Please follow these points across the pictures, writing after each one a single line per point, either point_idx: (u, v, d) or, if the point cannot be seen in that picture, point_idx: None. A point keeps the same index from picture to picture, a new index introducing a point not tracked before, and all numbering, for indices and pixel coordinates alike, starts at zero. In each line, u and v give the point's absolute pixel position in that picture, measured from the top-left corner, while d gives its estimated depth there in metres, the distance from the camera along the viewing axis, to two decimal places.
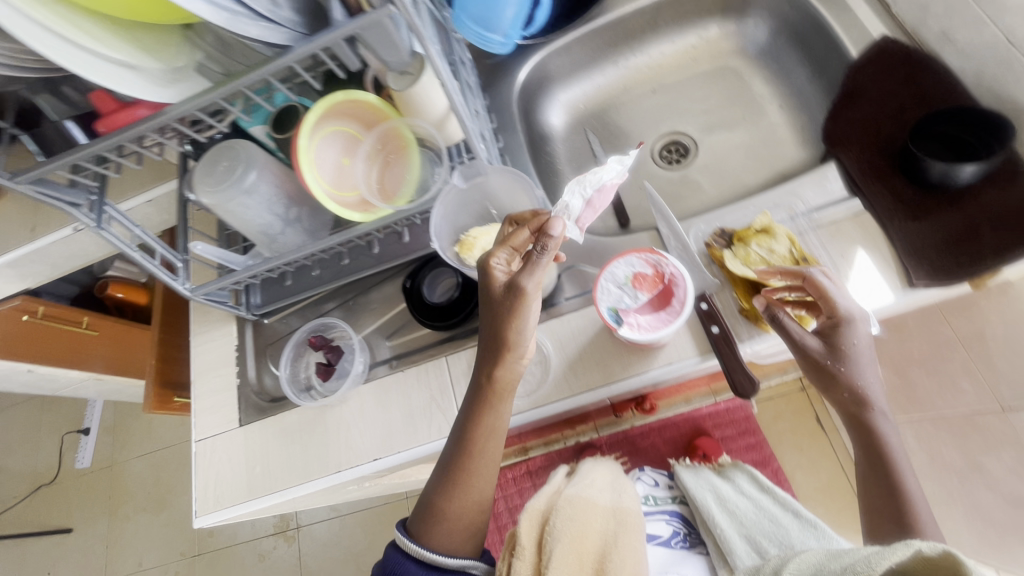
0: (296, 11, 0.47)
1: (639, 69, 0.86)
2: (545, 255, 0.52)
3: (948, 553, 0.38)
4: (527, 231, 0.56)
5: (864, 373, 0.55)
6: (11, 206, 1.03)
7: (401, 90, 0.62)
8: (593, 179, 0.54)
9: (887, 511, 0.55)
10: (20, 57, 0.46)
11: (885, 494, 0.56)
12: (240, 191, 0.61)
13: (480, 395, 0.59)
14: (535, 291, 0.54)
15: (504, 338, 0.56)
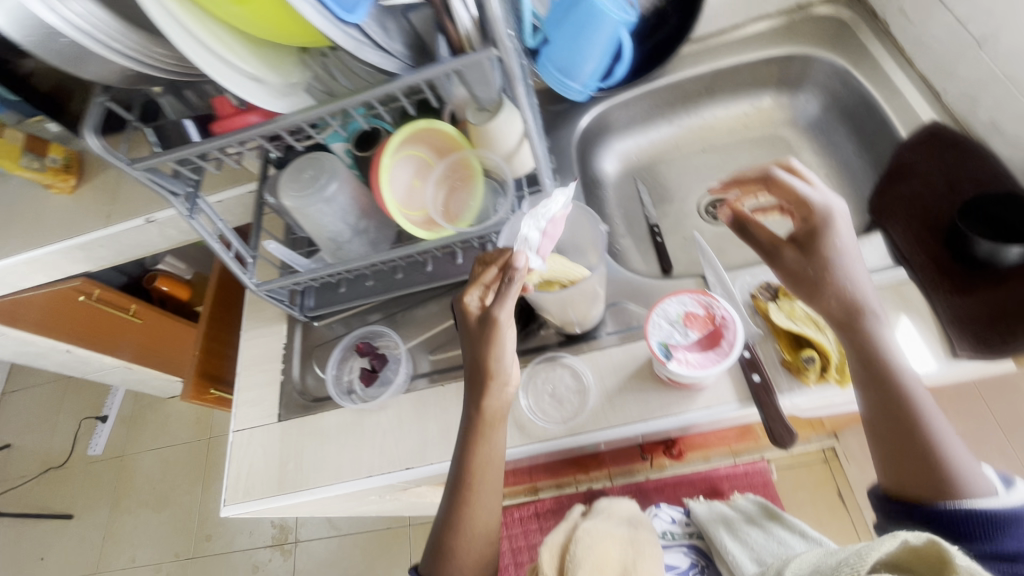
0: (406, 45, 0.53)
1: (692, 129, 0.92)
2: (514, 284, 0.56)
3: (932, 541, 0.42)
4: (494, 269, 0.59)
5: (846, 280, 0.55)
6: (92, 193, 1.11)
7: (479, 123, 0.68)
8: (545, 212, 0.57)
9: (908, 456, 0.52)
10: (166, 61, 0.53)
11: (898, 429, 0.53)
12: (321, 199, 0.66)
13: (471, 429, 0.60)
14: (506, 318, 0.58)
15: (486, 367, 0.59)
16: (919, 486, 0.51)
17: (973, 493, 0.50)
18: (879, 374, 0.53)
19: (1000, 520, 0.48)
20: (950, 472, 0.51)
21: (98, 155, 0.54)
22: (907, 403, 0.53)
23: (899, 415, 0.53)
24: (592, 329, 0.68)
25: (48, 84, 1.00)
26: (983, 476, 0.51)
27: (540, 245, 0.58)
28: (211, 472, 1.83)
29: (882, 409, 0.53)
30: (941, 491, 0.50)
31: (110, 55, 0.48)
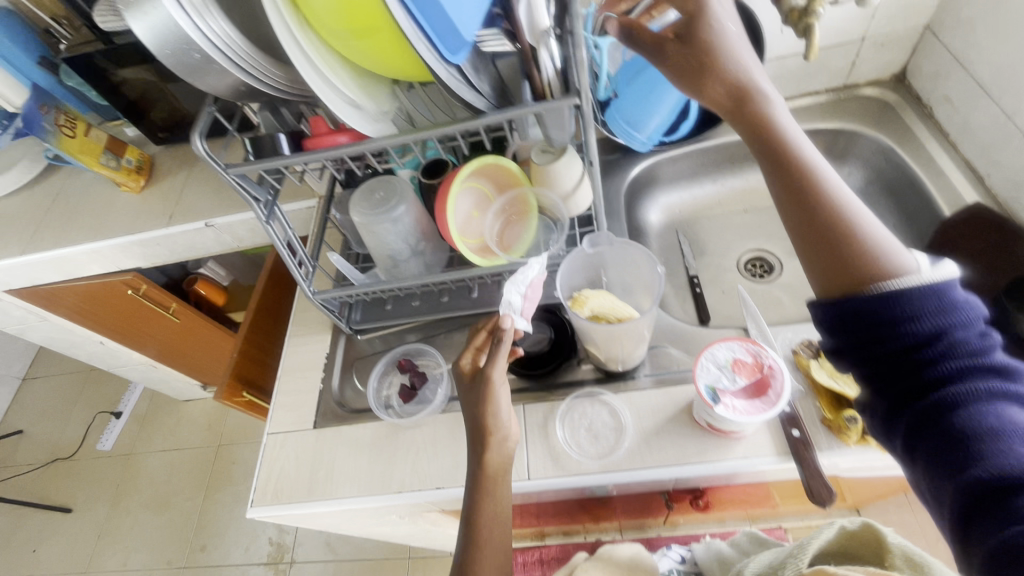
0: (491, 87, 0.58)
1: (735, 189, 0.96)
2: (502, 344, 0.62)
3: (865, 525, 0.52)
4: (483, 332, 0.65)
5: (736, 62, 0.52)
6: (157, 195, 1.17)
7: (542, 164, 0.73)
8: (519, 279, 0.62)
9: (826, 238, 0.49)
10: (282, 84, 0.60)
11: (819, 214, 0.49)
12: (388, 219, 0.70)
13: (474, 487, 0.59)
14: (500, 373, 0.62)
15: (484, 424, 0.60)
16: (842, 274, 0.48)
17: (901, 271, 0.46)
18: (794, 170, 0.51)
19: (923, 292, 0.44)
20: (870, 252, 0.47)
21: (201, 157, 0.59)
22: (822, 195, 0.50)
23: (814, 208, 0.50)
24: (632, 369, 0.70)
25: (134, 94, 1.08)
26: (909, 256, 0.47)
27: (521, 306, 0.64)
28: (215, 480, 1.81)
29: (799, 207, 0.50)
30: (866, 278, 0.46)
31: (236, 72, 0.56)
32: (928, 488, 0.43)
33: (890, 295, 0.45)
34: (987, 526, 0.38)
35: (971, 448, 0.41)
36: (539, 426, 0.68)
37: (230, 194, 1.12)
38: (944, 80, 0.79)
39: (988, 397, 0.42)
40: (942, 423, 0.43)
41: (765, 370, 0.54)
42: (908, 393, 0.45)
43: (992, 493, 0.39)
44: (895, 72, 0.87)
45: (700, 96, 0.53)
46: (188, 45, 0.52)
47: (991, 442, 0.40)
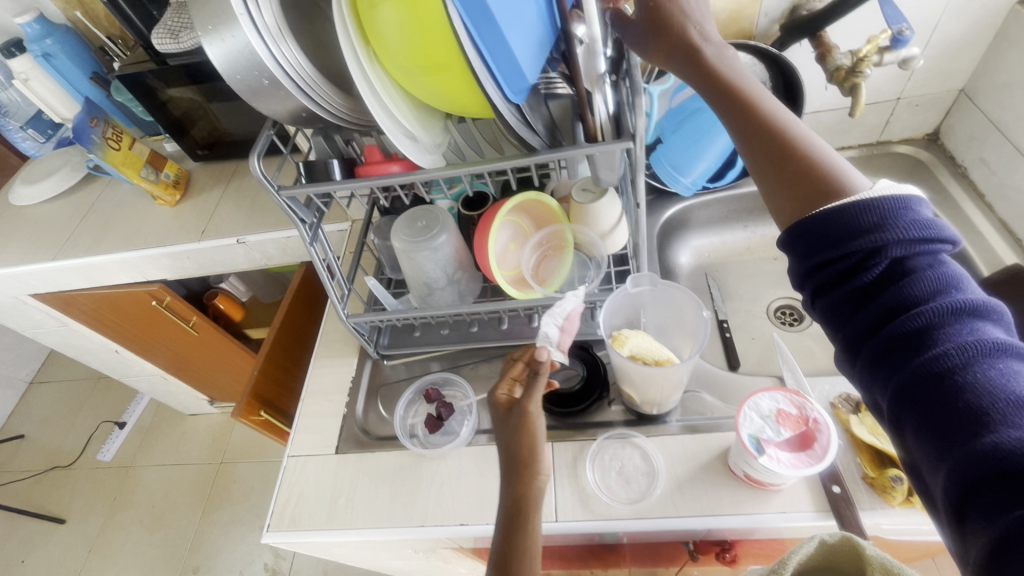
0: (544, 129, 0.60)
1: (765, 236, 0.96)
2: (540, 377, 0.61)
3: (843, 535, 0.52)
4: (521, 360, 0.64)
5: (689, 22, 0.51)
6: (192, 209, 1.19)
7: (582, 203, 0.72)
8: (560, 312, 0.65)
9: (782, 165, 0.47)
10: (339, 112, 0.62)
11: (772, 145, 0.47)
12: (430, 247, 0.70)
13: (508, 517, 0.55)
14: (536, 409, 0.60)
15: (522, 456, 0.58)
16: (802, 199, 0.45)
17: (853, 189, 0.43)
18: (737, 101, 0.50)
19: (883, 214, 0.41)
20: (818, 174, 0.45)
21: (257, 178, 0.61)
22: (774, 126, 0.48)
23: (768, 137, 0.48)
24: (665, 412, 0.69)
25: (178, 112, 1.11)
26: (862, 178, 0.44)
27: (558, 339, 0.65)
28: (213, 499, 1.77)
29: (753, 139, 0.49)
30: (825, 204, 0.44)
31: (302, 99, 0.58)
32: (930, 465, 0.37)
33: (861, 226, 0.41)
34: (998, 505, 0.32)
35: (972, 406, 0.35)
36: (568, 466, 0.67)
37: (264, 213, 1.14)
38: (980, 143, 0.80)
39: (988, 346, 0.36)
40: (932, 381, 0.37)
41: (814, 425, 0.53)
42: (889, 342, 0.39)
43: (1006, 469, 0.32)
44: (928, 132, 0.89)
45: (653, 46, 0.52)
46: (259, 71, 0.54)
47: (990, 396, 0.34)
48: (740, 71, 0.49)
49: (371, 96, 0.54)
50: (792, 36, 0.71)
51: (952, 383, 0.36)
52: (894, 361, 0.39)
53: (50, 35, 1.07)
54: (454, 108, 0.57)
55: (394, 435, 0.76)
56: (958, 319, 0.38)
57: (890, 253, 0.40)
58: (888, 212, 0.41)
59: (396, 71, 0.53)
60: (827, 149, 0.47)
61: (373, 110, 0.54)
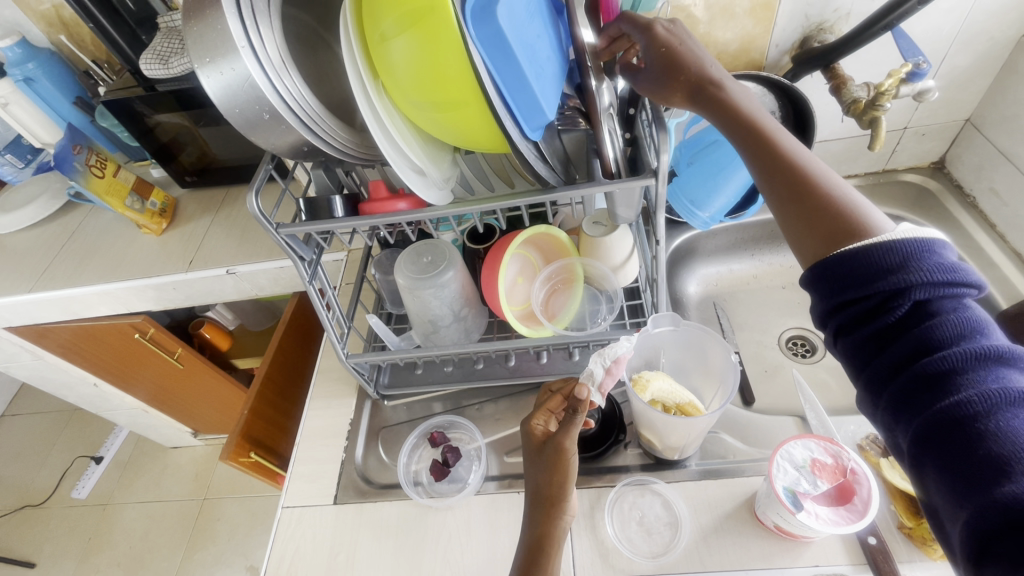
0: (558, 164, 0.57)
1: (773, 265, 0.95)
2: (579, 417, 0.55)
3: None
4: (560, 394, 0.59)
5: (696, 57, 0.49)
6: (179, 239, 1.15)
7: (594, 236, 0.69)
8: (610, 354, 0.58)
9: (800, 201, 0.43)
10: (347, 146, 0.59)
11: (790, 179, 0.43)
12: (436, 284, 0.67)
13: (528, 559, 0.52)
14: (571, 448, 0.55)
15: (549, 493, 0.55)
16: (822, 239, 0.41)
17: (875, 232, 0.39)
18: (748, 136, 0.46)
19: (906, 255, 0.37)
20: (841, 208, 0.41)
21: (254, 215, 0.57)
22: (791, 162, 0.44)
23: (785, 172, 0.44)
24: (684, 457, 0.66)
25: (165, 138, 1.06)
26: (884, 219, 0.40)
27: (603, 381, 0.57)
28: (196, 539, 1.67)
29: (766, 173, 0.45)
30: (844, 245, 0.40)
31: (304, 133, 0.55)
32: (949, 510, 0.34)
33: (882, 265, 0.37)
34: (1012, 559, 0.29)
35: (991, 455, 0.32)
36: (586, 516, 0.63)
37: (255, 242, 1.09)
38: (989, 172, 0.80)
39: (1016, 394, 0.33)
40: (949, 425, 0.34)
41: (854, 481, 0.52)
42: (914, 390, 0.36)
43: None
44: (934, 160, 0.88)
45: (664, 82, 0.50)
46: (259, 105, 0.51)
47: (1011, 445, 0.31)
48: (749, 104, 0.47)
49: (377, 131, 0.51)
50: (803, 67, 0.70)
51: (972, 430, 0.33)
52: (917, 408, 0.36)
53: (32, 60, 1.02)
54: (466, 142, 0.54)
55: (397, 483, 0.72)
56: (982, 365, 0.34)
57: (912, 295, 0.36)
58: (909, 253, 0.37)
59: (407, 106, 0.51)
60: (848, 188, 0.43)
61: (379, 144, 0.52)
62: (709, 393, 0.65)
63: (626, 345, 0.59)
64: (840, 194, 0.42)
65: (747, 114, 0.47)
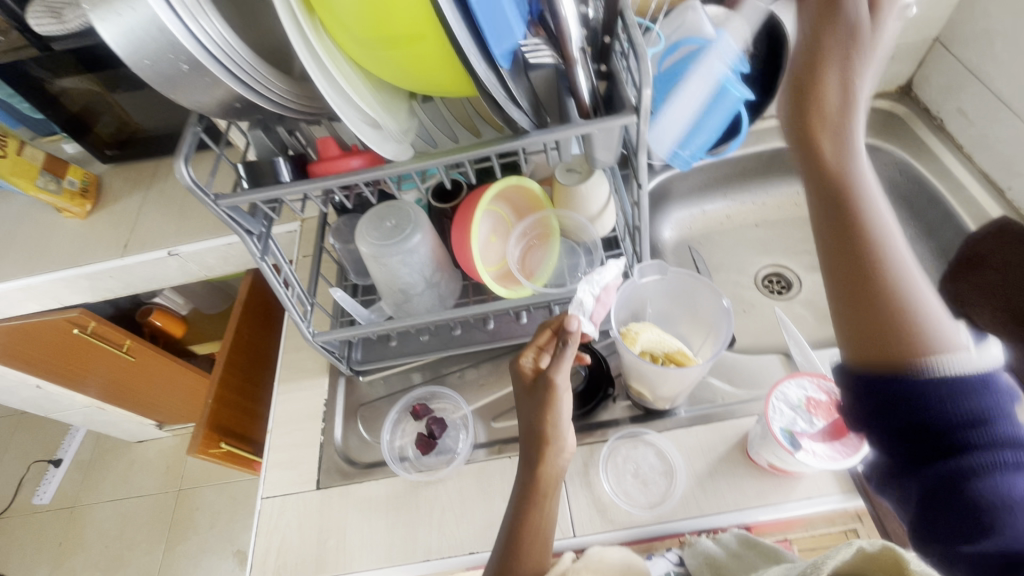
0: (529, 105, 0.51)
1: (746, 204, 0.93)
2: (569, 349, 0.53)
3: (888, 545, 0.38)
4: (547, 330, 0.56)
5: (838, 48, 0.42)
6: (108, 220, 1.03)
7: (569, 185, 0.65)
8: (599, 281, 0.56)
9: (874, 314, 0.41)
10: (298, 100, 0.53)
11: (860, 286, 0.41)
12: (403, 250, 0.62)
13: (522, 496, 0.52)
14: (565, 383, 0.53)
15: (542, 431, 0.53)
16: (879, 346, 0.40)
17: (939, 352, 0.39)
18: (836, 219, 0.42)
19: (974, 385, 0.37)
20: (910, 314, 0.40)
21: (185, 186, 0.49)
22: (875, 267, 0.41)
23: (869, 271, 0.41)
24: (673, 405, 0.65)
25: (75, 107, 0.93)
26: (954, 328, 0.40)
27: (593, 310, 0.56)
28: (177, 530, 1.62)
29: (850, 273, 0.42)
30: (901, 356, 0.39)
31: (234, 86, 0.47)
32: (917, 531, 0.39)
33: (928, 371, 0.38)
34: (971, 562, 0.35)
35: (975, 509, 0.35)
36: (581, 474, 0.62)
37: (196, 218, 0.99)
38: (957, 93, 0.79)
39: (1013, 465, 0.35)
40: (947, 484, 0.36)
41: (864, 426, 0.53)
42: (932, 474, 0.37)
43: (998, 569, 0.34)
44: (901, 84, 0.87)
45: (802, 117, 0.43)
46: (174, 53, 0.43)
47: (1001, 499, 0.34)
48: (848, 131, 0.42)
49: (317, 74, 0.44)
50: None
51: (967, 492, 0.35)
52: (925, 467, 0.38)
53: None
54: (426, 87, 0.48)
55: (382, 460, 0.69)
56: (993, 440, 0.36)
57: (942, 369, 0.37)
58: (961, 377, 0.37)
59: (355, 49, 0.44)
60: (928, 293, 0.41)
61: (322, 91, 0.45)
62: (698, 340, 0.64)
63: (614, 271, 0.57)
64: (917, 306, 0.40)
65: (838, 188, 0.42)
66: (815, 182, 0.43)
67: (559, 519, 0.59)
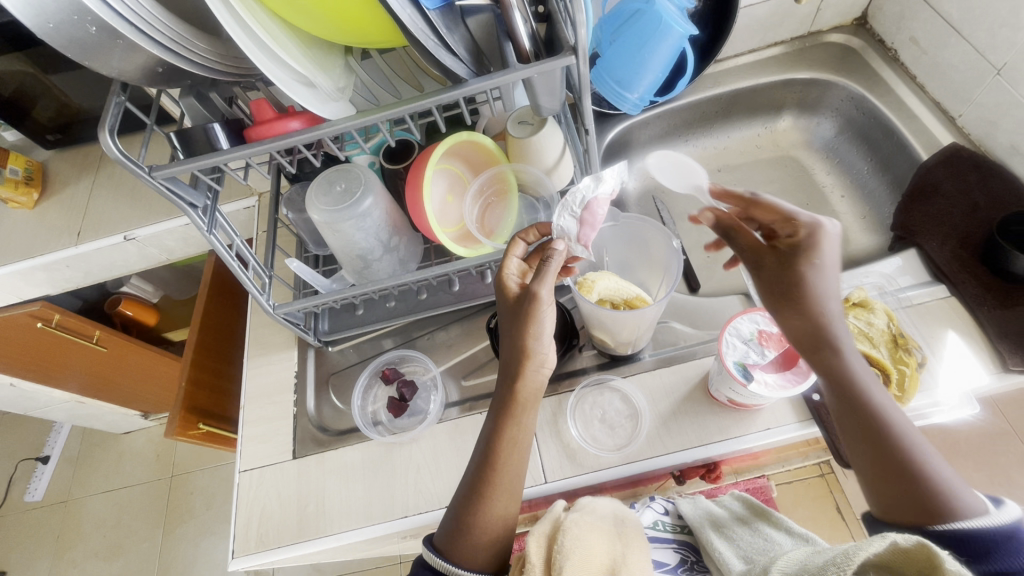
0: (468, 53, 0.49)
1: (707, 149, 0.93)
2: (552, 261, 0.51)
3: (922, 542, 0.35)
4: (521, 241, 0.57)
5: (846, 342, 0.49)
6: (57, 208, 0.99)
7: (521, 137, 0.64)
8: (576, 199, 0.55)
9: (892, 473, 0.45)
10: (222, 61, 0.51)
11: (861, 424, 0.47)
12: (356, 214, 0.61)
13: (502, 405, 0.53)
14: (550, 297, 0.51)
15: (524, 347, 0.52)
16: (904, 510, 0.44)
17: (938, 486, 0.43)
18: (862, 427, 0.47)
19: (995, 540, 0.40)
20: (921, 467, 0.44)
21: (116, 159, 0.46)
22: (870, 407, 0.47)
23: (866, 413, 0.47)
24: (637, 350, 0.66)
25: (8, 89, 0.87)
26: (966, 494, 0.43)
27: (578, 232, 0.55)
28: (174, 515, 1.63)
29: (847, 415, 0.48)
30: (869, 423, 0.46)
31: (151, 48, 0.44)
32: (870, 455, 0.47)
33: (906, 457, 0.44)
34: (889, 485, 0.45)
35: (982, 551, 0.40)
36: (550, 423, 0.64)
37: (150, 200, 0.96)
38: (910, 21, 0.78)
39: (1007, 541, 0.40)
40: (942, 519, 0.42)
41: (767, 202, 0.53)
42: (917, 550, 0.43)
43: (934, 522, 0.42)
44: (856, 17, 0.86)
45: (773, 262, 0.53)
46: (79, 14, 0.40)
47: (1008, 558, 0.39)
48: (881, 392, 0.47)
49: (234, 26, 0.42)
50: None
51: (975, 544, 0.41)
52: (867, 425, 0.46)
53: None
54: (352, 32, 0.47)
55: (355, 427, 0.70)
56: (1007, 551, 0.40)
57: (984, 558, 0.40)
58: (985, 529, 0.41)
59: None
60: (937, 464, 0.44)
61: (237, 40, 0.43)
62: (656, 284, 0.65)
63: (592, 187, 0.55)
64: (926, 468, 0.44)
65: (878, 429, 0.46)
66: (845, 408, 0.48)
67: (530, 468, 0.61)
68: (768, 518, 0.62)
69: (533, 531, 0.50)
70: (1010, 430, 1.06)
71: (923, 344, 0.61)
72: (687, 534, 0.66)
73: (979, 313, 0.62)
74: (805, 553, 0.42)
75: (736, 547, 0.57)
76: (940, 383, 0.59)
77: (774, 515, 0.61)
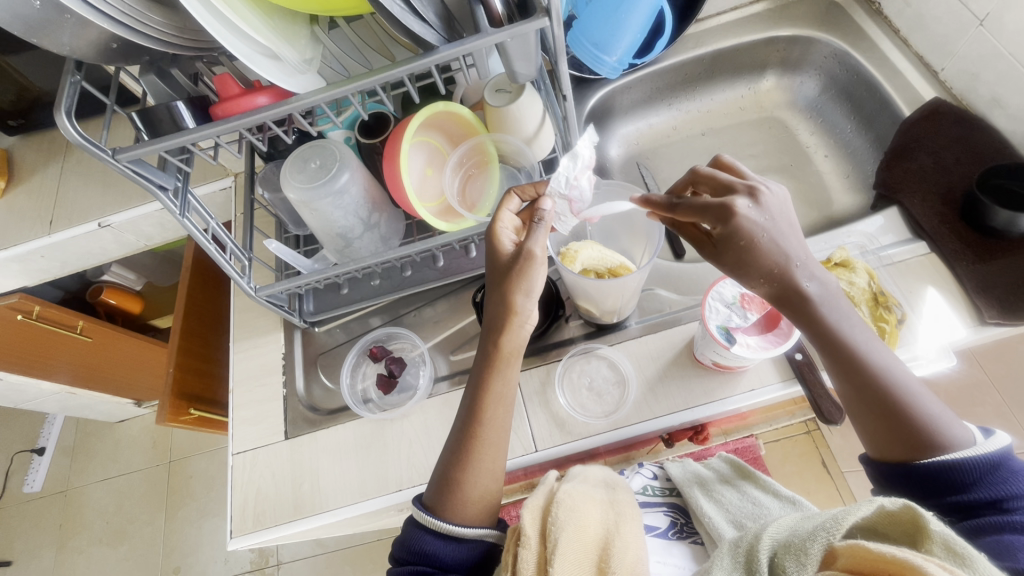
0: (440, 19, 0.48)
1: (691, 112, 0.92)
2: (542, 222, 0.51)
3: (909, 505, 0.37)
4: (517, 198, 0.56)
5: (824, 297, 0.49)
6: (25, 196, 0.95)
7: (499, 105, 0.63)
8: (561, 183, 0.53)
9: (886, 418, 0.47)
10: (179, 33, 0.48)
11: (854, 376, 0.49)
12: (332, 191, 0.59)
13: (485, 362, 0.54)
14: (544, 254, 0.52)
15: (512, 304, 0.52)
16: (899, 450, 0.47)
17: (941, 433, 0.46)
18: (849, 375, 0.49)
19: (982, 470, 0.43)
20: (916, 414, 0.46)
21: (76, 143, 0.44)
22: (859, 358, 0.49)
23: (857, 363, 0.48)
24: (623, 318, 0.66)
25: None
26: (959, 429, 0.46)
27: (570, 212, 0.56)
28: (175, 498, 1.65)
29: (839, 365, 0.50)
30: (859, 373, 0.49)
31: (102, 24, 0.42)
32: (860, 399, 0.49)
33: (896, 402, 0.47)
34: (880, 430, 0.48)
35: (986, 495, 0.42)
36: (538, 394, 0.64)
37: (123, 184, 0.93)
38: None
39: (1001, 479, 0.43)
40: (950, 472, 0.44)
41: (682, 205, 0.49)
42: (909, 484, 0.46)
43: (953, 484, 0.43)
44: None
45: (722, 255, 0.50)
46: None
47: (1003, 494, 0.42)
48: (868, 343, 0.49)
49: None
50: None
51: (966, 481, 0.43)
52: (858, 373, 0.49)
53: None
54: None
55: (346, 405, 0.70)
56: (997, 484, 0.42)
57: (982, 493, 0.42)
58: (983, 468, 0.43)
59: None
60: (931, 407, 0.47)
61: (195, 15, 0.41)
62: (639, 251, 0.65)
63: (571, 166, 0.53)
64: (921, 412, 0.46)
65: (869, 380, 0.48)
66: (835, 362, 0.50)
67: (520, 437, 0.62)
68: (752, 479, 0.65)
69: (528, 504, 0.50)
70: (987, 380, 1.09)
71: (903, 300, 0.62)
72: (676, 496, 0.68)
73: (958, 268, 0.63)
74: (795, 520, 0.43)
75: (723, 509, 0.60)
76: (918, 338, 0.60)
77: (759, 478, 0.64)
